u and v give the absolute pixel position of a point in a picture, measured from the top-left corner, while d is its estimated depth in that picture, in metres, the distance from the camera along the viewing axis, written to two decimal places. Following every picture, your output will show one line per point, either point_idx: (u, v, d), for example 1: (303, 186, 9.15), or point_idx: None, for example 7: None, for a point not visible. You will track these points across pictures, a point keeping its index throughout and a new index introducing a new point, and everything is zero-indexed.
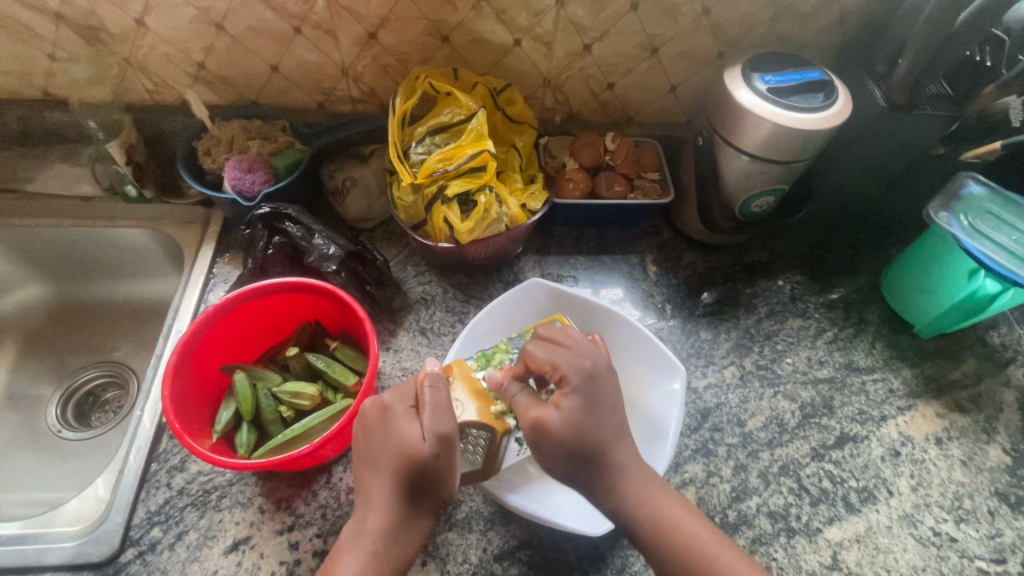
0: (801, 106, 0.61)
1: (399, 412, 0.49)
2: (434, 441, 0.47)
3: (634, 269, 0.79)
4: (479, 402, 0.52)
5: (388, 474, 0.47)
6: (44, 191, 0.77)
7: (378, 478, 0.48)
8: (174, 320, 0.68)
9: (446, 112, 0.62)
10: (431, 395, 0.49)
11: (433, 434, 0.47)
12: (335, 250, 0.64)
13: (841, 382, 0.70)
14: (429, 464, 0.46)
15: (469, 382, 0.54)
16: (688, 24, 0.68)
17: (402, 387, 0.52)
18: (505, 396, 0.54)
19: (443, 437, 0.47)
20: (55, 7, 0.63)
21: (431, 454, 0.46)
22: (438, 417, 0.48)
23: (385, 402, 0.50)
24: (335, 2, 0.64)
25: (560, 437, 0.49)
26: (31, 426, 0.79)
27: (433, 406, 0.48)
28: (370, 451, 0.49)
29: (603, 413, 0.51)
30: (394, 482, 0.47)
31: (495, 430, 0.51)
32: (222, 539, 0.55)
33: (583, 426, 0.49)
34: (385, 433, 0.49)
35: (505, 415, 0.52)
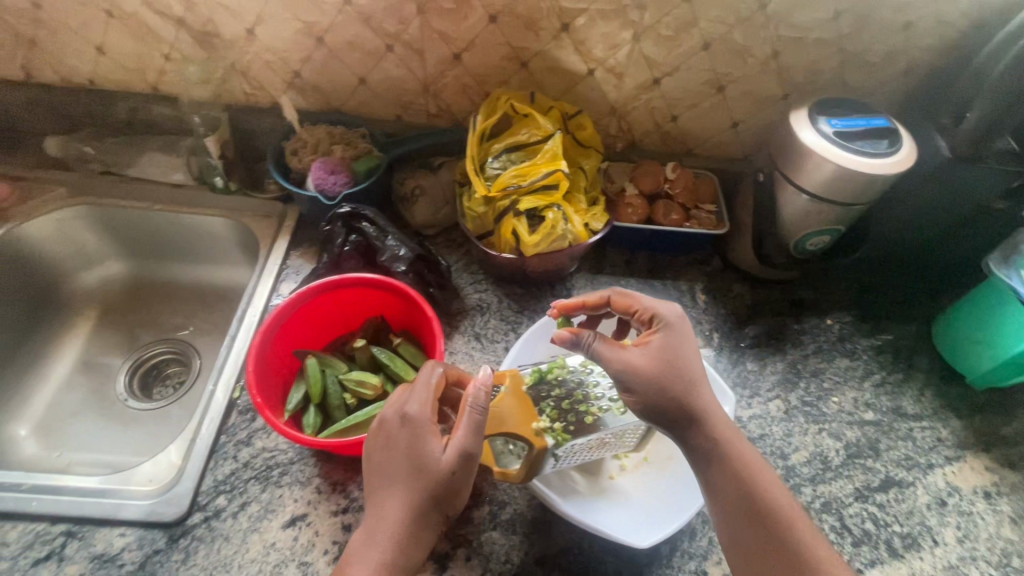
0: (864, 150, 0.63)
1: (425, 428, 0.50)
2: (457, 456, 0.48)
3: (683, 295, 0.81)
4: (522, 417, 0.54)
5: (405, 488, 0.48)
6: (140, 175, 0.83)
7: (393, 491, 0.48)
8: (247, 306, 0.73)
9: (523, 131, 0.65)
10: (469, 413, 0.49)
11: (457, 449, 0.48)
12: (405, 252, 0.68)
13: (887, 425, 0.70)
14: (446, 481, 0.48)
15: (519, 395, 0.56)
16: (757, 65, 0.71)
17: (425, 397, 0.52)
18: (549, 414, 0.55)
19: (469, 453, 0.48)
20: (178, 13, 0.70)
21: (450, 471, 0.48)
22: (467, 435, 0.49)
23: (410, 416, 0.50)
24: (427, 25, 0.69)
25: (650, 377, 0.52)
26: (100, 393, 0.84)
27: (465, 424, 0.49)
28: (390, 464, 0.49)
29: (688, 352, 0.55)
30: (412, 498, 0.47)
31: (532, 445, 0.52)
32: (281, 514, 0.58)
33: (672, 360, 0.54)
34: (407, 446, 0.49)
35: (545, 433, 0.53)
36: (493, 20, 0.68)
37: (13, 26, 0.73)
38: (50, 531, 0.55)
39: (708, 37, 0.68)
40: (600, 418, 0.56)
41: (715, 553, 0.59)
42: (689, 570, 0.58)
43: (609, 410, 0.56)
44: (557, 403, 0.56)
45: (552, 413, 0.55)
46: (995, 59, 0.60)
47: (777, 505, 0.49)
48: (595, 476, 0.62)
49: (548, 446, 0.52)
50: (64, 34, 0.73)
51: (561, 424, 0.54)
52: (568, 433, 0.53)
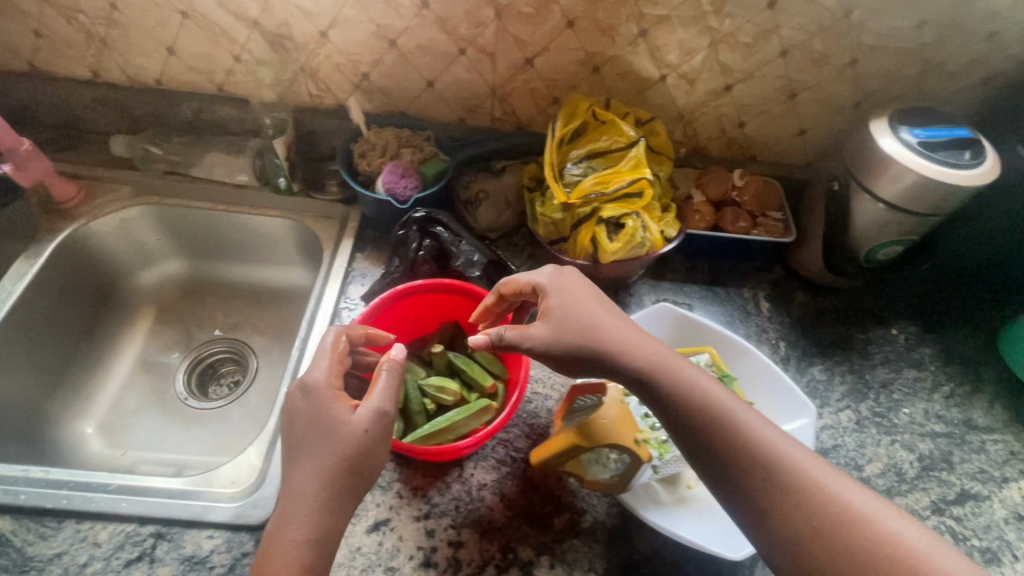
0: (948, 161, 0.63)
1: (324, 396, 0.51)
2: (369, 419, 0.50)
3: (747, 303, 0.80)
4: (626, 427, 0.53)
5: (315, 453, 0.48)
6: (203, 175, 0.84)
7: (307, 459, 0.48)
8: (316, 308, 0.73)
9: (603, 138, 0.65)
10: (382, 381, 0.51)
11: (367, 411, 0.50)
12: (479, 257, 0.68)
13: (959, 437, 0.70)
14: (358, 443, 0.49)
15: (620, 405, 0.55)
16: (833, 73, 0.71)
17: (326, 364, 0.53)
18: (650, 426, 0.58)
19: (373, 414, 0.50)
20: (253, 15, 0.70)
21: (360, 432, 0.49)
22: (376, 399, 0.51)
23: (309, 384, 0.52)
24: (503, 29, 0.69)
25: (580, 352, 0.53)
26: (160, 392, 0.85)
27: (378, 388, 0.51)
28: (302, 433, 0.50)
29: (593, 308, 0.55)
30: (325, 466, 0.48)
31: (637, 456, 0.52)
32: (365, 519, 0.58)
33: (587, 320, 0.54)
34: (311, 412, 0.50)
35: (647, 444, 0.55)
36: (570, 25, 0.67)
37: (86, 26, 0.73)
38: (139, 532, 0.56)
39: (786, 44, 0.68)
40: None
41: None
42: None
43: None
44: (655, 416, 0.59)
45: (652, 424, 0.58)
46: None
47: (761, 450, 0.48)
48: (673, 484, 0.62)
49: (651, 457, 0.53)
50: (136, 35, 0.73)
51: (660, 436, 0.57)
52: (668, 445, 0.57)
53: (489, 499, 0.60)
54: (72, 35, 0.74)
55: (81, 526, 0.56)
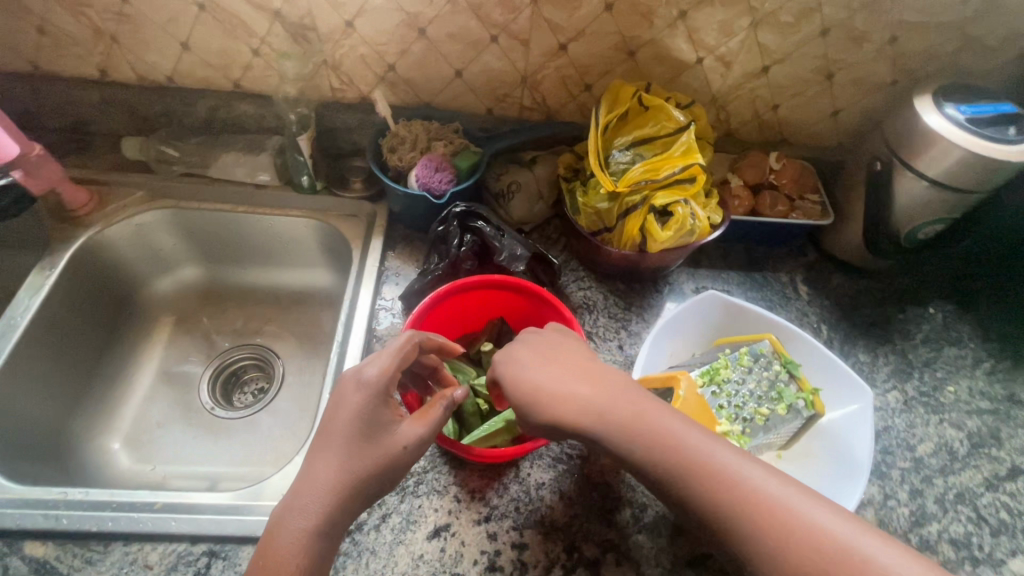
0: (999, 137, 0.62)
1: (377, 398, 0.49)
2: (413, 446, 0.48)
3: (785, 287, 0.80)
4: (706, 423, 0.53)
5: (347, 453, 0.46)
6: (221, 176, 0.80)
7: (339, 456, 0.46)
8: (352, 310, 0.71)
9: (649, 124, 0.63)
10: (434, 411, 0.50)
11: (411, 436, 0.48)
12: (523, 251, 0.66)
13: (1005, 413, 0.70)
14: (392, 459, 0.47)
15: (697, 398, 0.54)
16: (871, 51, 0.70)
17: (387, 364, 0.50)
18: (726, 416, 0.55)
19: (417, 443, 0.48)
20: (274, 6, 0.66)
21: (399, 450, 0.47)
22: (421, 425, 0.49)
23: (364, 377, 0.49)
24: (538, 14, 0.66)
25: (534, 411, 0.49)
26: (185, 403, 0.82)
27: (428, 415, 0.50)
28: (342, 426, 0.47)
29: (542, 359, 0.51)
30: (355, 467, 0.46)
31: None
32: (424, 525, 0.56)
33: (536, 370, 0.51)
34: (360, 407, 0.48)
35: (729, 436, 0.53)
36: (608, 9, 0.66)
37: (94, 22, 0.69)
38: (191, 551, 0.53)
39: (827, 23, 0.67)
40: (771, 418, 0.56)
41: None
42: None
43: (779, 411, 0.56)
44: (731, 405, 0.55)
45: (729, 415, 0.55)
46: None
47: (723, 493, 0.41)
48: None
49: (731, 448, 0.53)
50: (148, 29, 0.70)
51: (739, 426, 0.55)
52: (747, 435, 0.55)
53: (549, 498, 0.59)
54: (79, 32, 0.70)
55: (129, 549, 0.53)
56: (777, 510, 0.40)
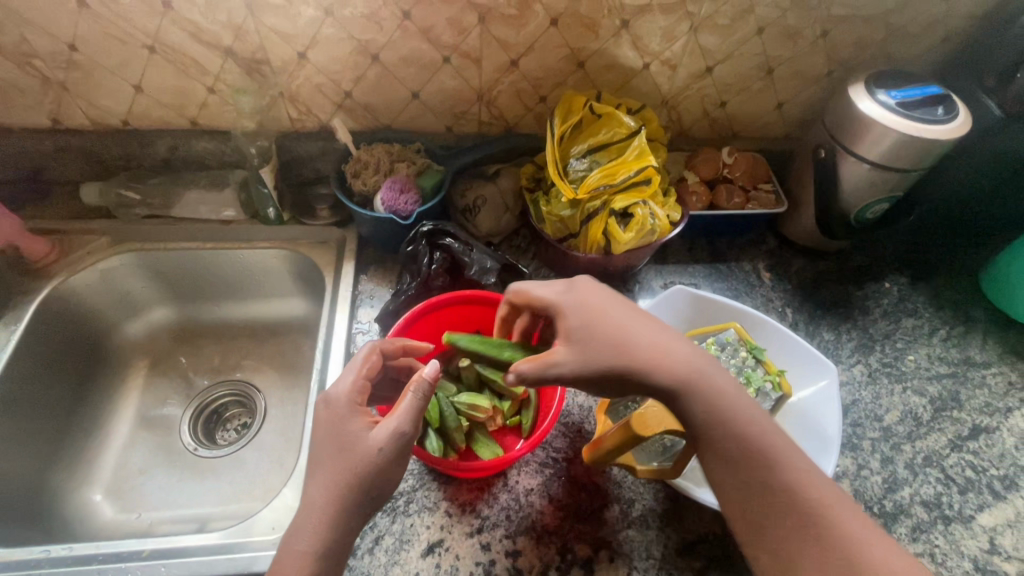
0: (927, 118, 0.66)
1: (342, 409, 0.49)
2: (387, 445, 0.47)
3: (748, 275, 0.83)
4: (678, 411, 0.53)
5: (331, 470, 0.46)
6: (185, 215, 0.80)
7: (324, 475, 0.46)
8: (329, 337, 0.71)
9: (603, 131, 0.65)
10: (407, 402, 0.48)
11: (383, 434, 0.47)
12: (492, 264, 0.67)
13: (962, 376, 0.74)
14: (371, 461, 0.46)
15: (667, 388, 0.55)
16: (806, 45, 0.73)
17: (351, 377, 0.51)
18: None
19: (394, 439, 0.47)
20: (225, 43, 0.67)
21: (375, 450, 0.46)
22: (395, 421, 0.48)
23: (330, 397, 0.49)
24: (487, 33, 0.68)
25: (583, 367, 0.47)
26: (167, 445, 0.81)
27: (399, 411, 0.48)
28: (320, 446, 0.47)
29: (638, 319, 0.50)
30: (336, 478, 0.45)
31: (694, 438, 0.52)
32: (417, 543, 0.57)
33: (599, 330, 0.49)
34: (331, 425, 0.48)
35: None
36: (554, 23, 0.68)
37: (43, 72, 0.68)
38: None
39: (762, 22, 0.70)
40: None
41: None
42: None
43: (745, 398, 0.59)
44: None
45: None
46: None
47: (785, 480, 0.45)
48: None
49: None
50: (98, 75, 0.69)
51: None
52: None
53: (538, 504, 0.60)
54: (26, 82, 0.69)
55: None
56: (823, 514, 0.43)
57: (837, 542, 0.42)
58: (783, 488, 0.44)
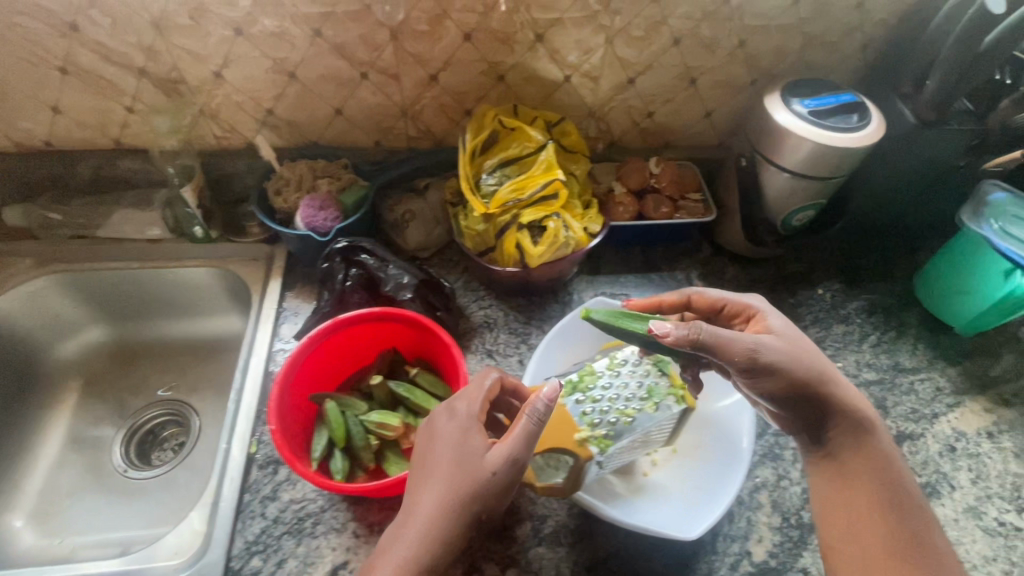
0: (839, 126, 0.66)
1: (467, 422, 0.51)
2: (503, 465, 0.48)
3: (681, 285, 0.83)
4: (563, 430, 0.54)
5: (441, 482, 0.48)
6: (112, 235, 0.80)
7: (429, 486, 0.48)
8: (249, 356, 0.70)
9: (513, 144, 0.66)
10: (523, 425, 0.48)
11: (503, 455, 0.48)
12: (409, 279, 0.67)
13: (890, 383, 0.74)
14: (489, 480, 0.47)
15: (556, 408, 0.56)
16: (725, 55, 0.73)
17: (472, 394, 0.53)
18: (589, 422, 0.55)
19: (510, 463, 0.48)
20: (137, 64, 0.67)
21: (490, 471, 0.47)
22: (513, 442, 0.48)
23: (453, 409, 0.52)
24: (401, 49, 0.68)
25: (786, 358, 0.53)
26: (97, 467, 0.80)
27: (515, 435, 0.48)
28: (435, 458, 0.50)
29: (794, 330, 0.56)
30: (449, 495, 0.47)
31: (579, 456, 0.53)
32: (321, 565, 0.56)
33: (792, 338, 0.55)
34: (452, 439, 0.50)
35: (588, 442, 0.53)
36: (467, 38, 0.68)
37: None
38: None
39: (677, 34, 0.70)
40: (636, 420, 0.55)
41: (754, 532, 0.61)
42: (734, 553, 0.60)
43: (643, 412, 0.56)
44: (593, 410, 0.55)
45: (591, 420, 0.55)
46: (947, 27, 0.63)
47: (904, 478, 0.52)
48: (628, 475, 0.63)
49: (593, 453, 0.53)
50: (13, 97, 0.69)
51: (602, 430, 0.54)
52: (610, 438, 0.54)
53: None
54: None
55: None
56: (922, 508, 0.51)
57: (919, 518, 0.50)
58: (897, 476, 0.52)
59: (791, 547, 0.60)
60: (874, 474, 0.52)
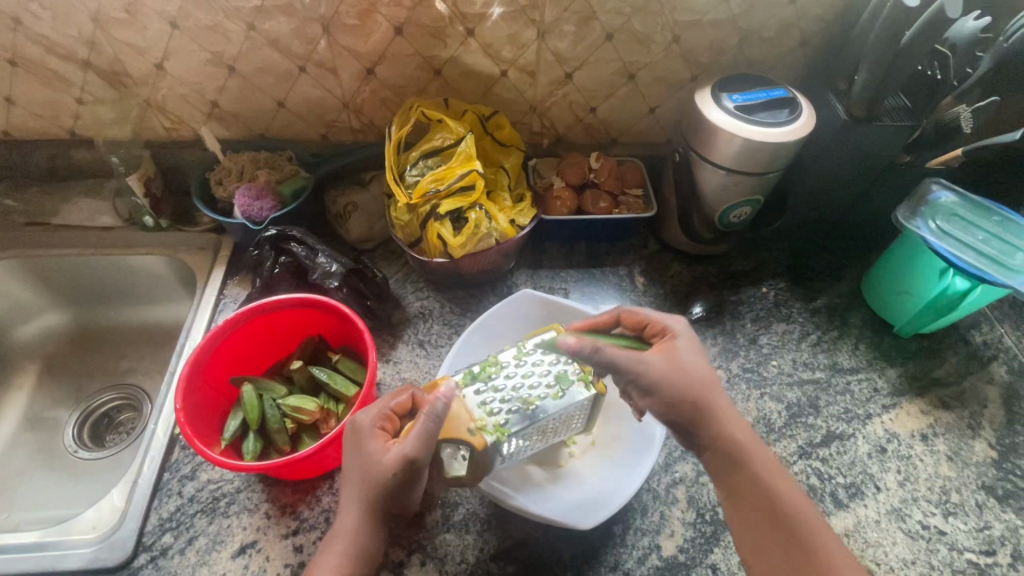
0: (767, 121, 0.65)
1: (370, 432, 0.51)
2: (399, 463, 0.48)
3: (623, 280, 0.82)
4: (459, 420, 0.54)
5: (355, 496, 0.49)
6: (68, 222, 0.82)
7: (347, 498, 0.50)
8: (186, 339, 0.72)
9: (437, 137, 0.68)
10: (420, 426, 0.49)
11: (399, 455, 0.48)
12: (337, 267, 0.70)
13: (826, 382, 0.73)
14: (388, 482, 0.48)
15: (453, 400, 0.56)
16: (661, 51, 0.74)
17: (382, 404, 0.53)
18: (489, 411, 0.56)
19: (408, 461, 0.48)
20: (83, 56, 0.70)
21: (391, 474, 0.48)
22: (409, 443, 0.48)
23: (358, 422, 0.52)
24: (335, 43, 0.70)
25: (663, 379, 0.54)
26: (47, 449, 0.80)
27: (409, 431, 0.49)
28: (347, 472, 0.51)
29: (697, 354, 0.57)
30: (367, 501, 0.49)
31: (473, 446, 0.52)
32: (230, 543, 0.58)
33: (685, 363, 0.55)
34: (358, 452, 0.50)
35: (484, 431, 0.54)
36: (398, 32, 0.69)
37: None
38: None
39: (609, 29, 0.71)
40: (540, 407, 0.56)
41: (667, 526, 0.61)
42: (644, 546, 0.59)
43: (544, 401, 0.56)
44: (494, 399, 0.57)
45: (490, 411, 0.56)
46: (873, 21, 0.62)
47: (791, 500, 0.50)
48: (547, 464, 0.64)
49: (488, 442, 0.53)
50: None
51: (500, 420, 0.55)
52: (508, 427, 0.54)
53: None
54: None
55: None
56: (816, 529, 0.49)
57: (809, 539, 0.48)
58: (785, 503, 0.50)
59: (702, 543, 0.60)
60: (759, 478, 0.52)
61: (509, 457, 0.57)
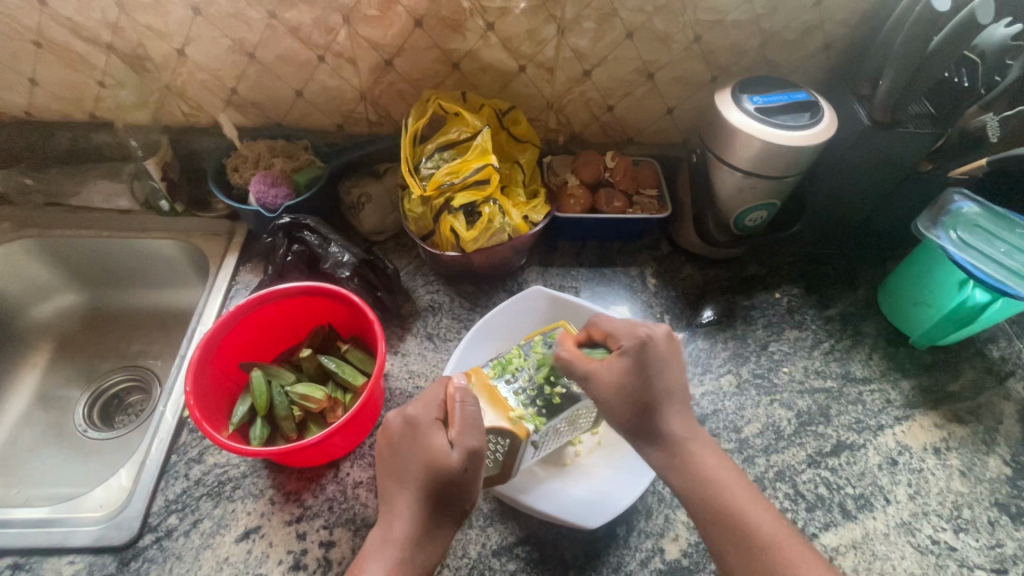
0: (787, 124, 0.64)
1: (426, 425, 0.51)
2: (463, 455, 0.48)
3: (634, 281, 0.82)
4: (498, 410, 0.55)
5: (414, 487, 0.50)
6: (86, 204, 0.84)
7: (405, 489, 0.50)
8: (198, 324, 0.72)
9: (453, 130, 0.68)
10: (460, 411, 0.50)
11: (462, 448, 0.49)
12: (348, 258, 0.70)
13: (838, 391, 0.72)
14: (456, 478, 0.49)
15: (488, 389, 0.57)
16: (681, 50, 0.73)
17: (428, 398, 0.53)
18: (522, 403, 0.57)
19: (470, 451, 0.49)
20: (106, 40, 0.70)
21: (460, 468, 0.48)
22: (466, 432, 0.49)
23: (410, 415, 0.52)
24: (355, 34, 0.70)
25: (606, 386, 0.55)
26: (58, 425, 0.81)
27: (463, 422, 0.50)
28: (402, 464, 0.51)
29: (658, 367, 0.56)
30: (423, 495, 0.49)
31: (517, 436, 0.53)
32: (234, 528, 0.58)
33: (627, 380, 0.55)
34: (413, 445, 0.51)
35: (523, 420, 0.54)
36: (418, 24, 0.69)
37: None
38: None
39: (630, 26, 0.70)
40: (567, 395, 0.59)
41: (671, 530, 0.60)
42: (647, 549, 0.59)
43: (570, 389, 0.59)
44: (525, 391, 0.58)
45: (523, 401, 0.57)
46: (899, 27, 0.61)
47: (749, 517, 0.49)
48: (555, 464, 0.64)
49: (530, 431, 0.54)
50: None
51: (535, 408, 0.57)
52: (543, 416, 0.56)
53: (364, 495, 0.60)
54: None
55: None
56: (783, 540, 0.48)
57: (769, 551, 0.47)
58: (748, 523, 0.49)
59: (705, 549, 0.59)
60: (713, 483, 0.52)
61: (537, 451, 0.58)
